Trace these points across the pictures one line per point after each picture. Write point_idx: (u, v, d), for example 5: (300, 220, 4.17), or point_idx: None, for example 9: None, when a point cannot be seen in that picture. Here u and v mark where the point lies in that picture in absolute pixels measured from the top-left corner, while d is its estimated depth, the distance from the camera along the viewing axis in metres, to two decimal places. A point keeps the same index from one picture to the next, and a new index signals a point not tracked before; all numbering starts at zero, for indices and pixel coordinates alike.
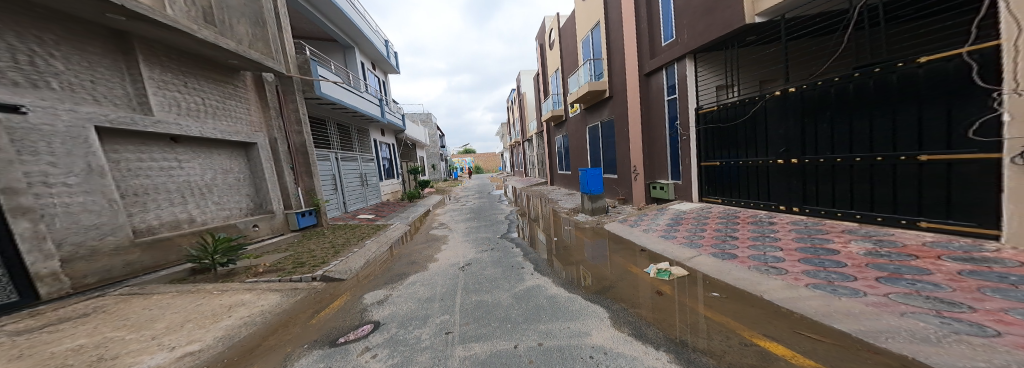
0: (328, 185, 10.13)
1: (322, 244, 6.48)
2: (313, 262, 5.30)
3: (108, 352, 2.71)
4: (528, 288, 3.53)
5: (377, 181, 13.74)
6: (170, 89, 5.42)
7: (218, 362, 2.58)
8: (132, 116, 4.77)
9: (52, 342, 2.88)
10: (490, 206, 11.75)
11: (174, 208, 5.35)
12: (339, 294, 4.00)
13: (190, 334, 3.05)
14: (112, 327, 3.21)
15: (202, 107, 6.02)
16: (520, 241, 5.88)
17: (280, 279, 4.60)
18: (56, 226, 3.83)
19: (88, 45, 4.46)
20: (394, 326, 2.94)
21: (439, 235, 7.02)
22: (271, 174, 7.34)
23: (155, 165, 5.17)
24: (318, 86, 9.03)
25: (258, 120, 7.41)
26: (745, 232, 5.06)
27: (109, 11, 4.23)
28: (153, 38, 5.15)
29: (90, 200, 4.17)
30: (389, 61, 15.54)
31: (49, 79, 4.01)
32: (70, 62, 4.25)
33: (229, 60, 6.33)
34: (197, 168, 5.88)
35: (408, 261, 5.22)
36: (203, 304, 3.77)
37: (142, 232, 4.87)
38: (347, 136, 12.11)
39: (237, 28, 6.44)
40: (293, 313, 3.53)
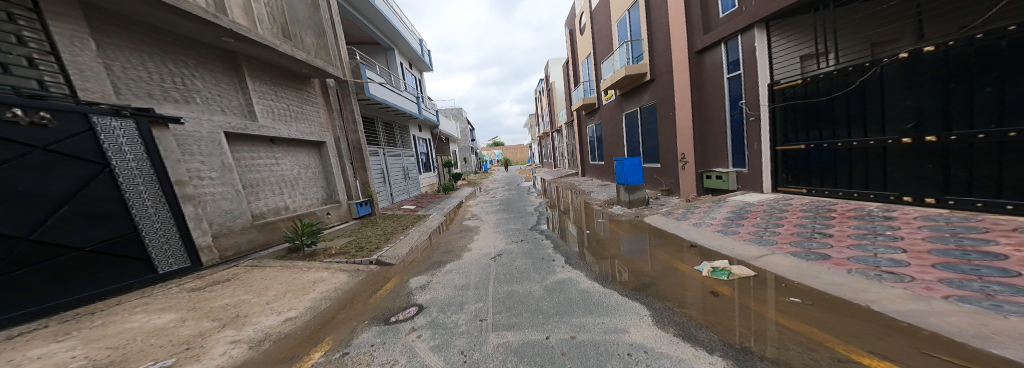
0: (379, 178, 11.11)
1: (376, 231, 7.27)
2: (370, 247, 5.97)
3: (241, 311, 3.43)
4: (558, 282, 3.47)
5: (416, 175, 14.68)
6: (267, 98, 6.49)
7: (307, 328, 3.08)
8: (245, 123, 5.81)
9: (210, 299, 3.74)
10: (520, 197, 11.82)
11: (276, 198, 6.44)
12: (390, 278, 4.45)
13: (290, 302, 3.69)
14: (243, 291, 4.03)
15: (287, 112, 7.03)
16: (550, 233, 5.82)
17: (347, 260, 5.27)
18: (208, 210, 4.93)
19: (214, 66, 5.56)
20: (435, 310, 3.17)
21: (471, 226, 7.28)
22: (337, 169, 8.33)
23: (262, 162, 6.25)
24: (367, 87, 9.90)
25: (326, 122, 8.43)
26: (843, 229, 4.23)
27: (224, 35, 5.19)
28: (254, 56, 6.17)
29: (225, 191, 5.23)
30: (423, 59, 16.35)
31: (194, 96, 5.15)
32: (205, 81, 5.36)
33: (303, 70, 7.29)
34: (289, 164, 6.95)
35: (445, 250, 5.53)
36: (298, 278, 4.53)
37: (258, 217, 5.98)
38: (392, 133, 13.08)
39: (306, 40, 7.44)
40: (355, 292, 4.01)
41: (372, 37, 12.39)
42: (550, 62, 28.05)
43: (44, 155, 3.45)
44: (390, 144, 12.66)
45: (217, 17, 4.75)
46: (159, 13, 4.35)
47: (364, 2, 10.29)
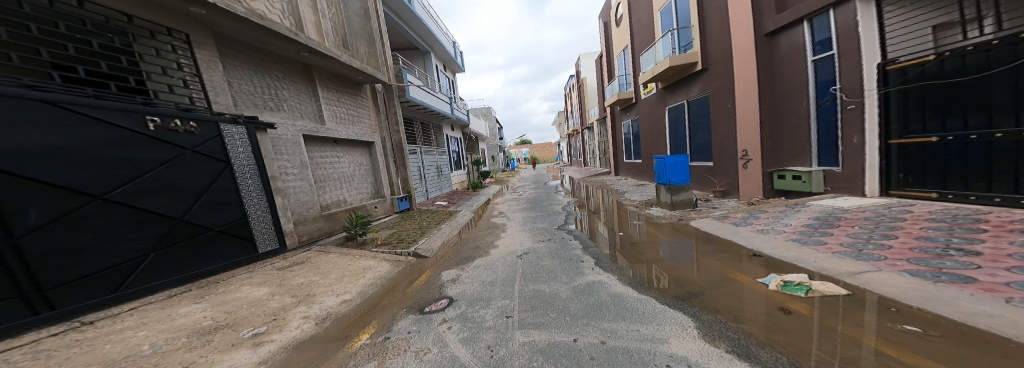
0: (417, 176, 11.77)
1: (415, 224, 7.76)
2: (408, 239, 6.39)
3: (312, 291, 3.93)
4: (590, 284, 3.36)
5: (449, 173, 15.22)
6: (332, 104, 7.26)
7: (356, 312, 3.39)
8: (316, 127, 6.55)
9: (292, 278, 4.35)
10: (548, 196, 11.63)
11: (339, 192, 7.18)
12: (425, 269, 4.71)
13: (345, 286, 4.12)
14: (313, 272, 4.60)
15: (345, 115, 7.74)
16: (579, 233, 5.64)
17: (389, 250, 5.71)
18: (291, 201, 5.70)
19: (298, 79, 6.40)
20: (464, 303, 3.28)
21: (498, 223, 7.36)
22: (383, 167, 8.99)
23: (329, 160, 6.99)
24: (407, 90, 10.53)
25: (375, 124, 9.14)
26: (998, 243, 3.24)
27: (303, 51, 5.93)
28: (324, 67, 6.98)
29: (303, 185, 5.98)
30: (456, 60, 16.86)
31: (283, 104, 5.96)
32: (290, 91, 6.20)
33: (358, 77, 7.96)
34: (348, 162, 7.68)
35: (473, 245, 5.68)
36: (353, 264, 5.04)
37: (327, 208, 6.75)
38: (428, 133, 13.73)
39: (359, 49, 8.14)
40: (395, 282, 4.31)
41: (411, 42, 13.10)
42: (582, 58, 27.09)
43: (191, 156, 4.32)
44: (427, 144, 13.31)
45: (296, 34, 5.47)
46: (257, 36, 5.15)
47: (403, 8, 10.87)
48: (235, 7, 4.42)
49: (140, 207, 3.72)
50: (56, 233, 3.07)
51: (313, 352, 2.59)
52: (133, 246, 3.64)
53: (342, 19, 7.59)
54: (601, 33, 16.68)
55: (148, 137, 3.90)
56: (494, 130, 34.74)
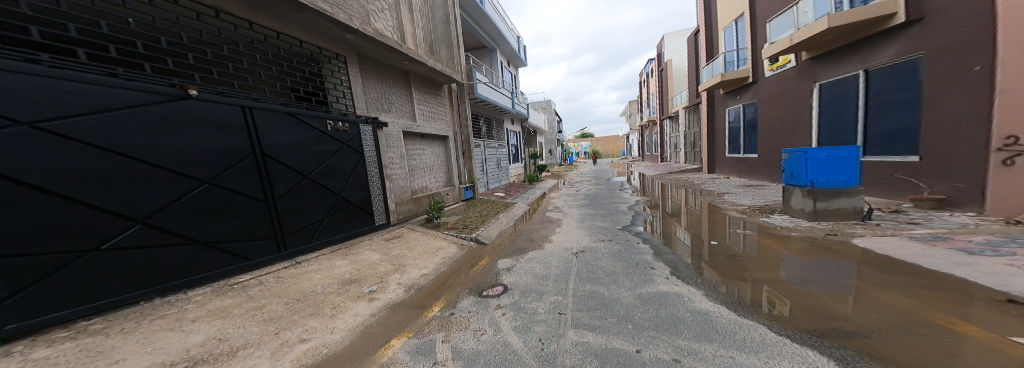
0: (480, 167, 12.30)
1: (478, 212, 8.13)
2: (470, 226, 6.64)
3: (403, 263, 4.48)
4: (675, 294, 2.95)
5: (508, 165, 15.46)
6: (423, 102, 7.83)
7: (428, 289, 3.75)
8: (411, 122, 7.09)
9: (392, 248, 4.99)
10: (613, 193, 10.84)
11: (428, 179, 7.78)
12: (483, 256, 4.91)
13: (421, 262, 4.59)
14: (406, 245, 5.17)
15: (430, 113, 8.11)
16: (649, 236, 5.11)
17: (455, 233, 6.01)
18: (395, 186, 6.36)
19: (397, 84, 6.91)
20: (518, 292, 3.33)
21: (554, 218, 7.18)
22: (455, 159, 9.25)
23: (421, 151, 7.58)
24: (476, 88, 10.93)
25: (449, 119, 9.41)
26: None
27: (405, 59, 6.36)
28: (420, 74, 7.52)
29: (401, 173, 6.59)
30: (520, 55, 16.86)
31: (391, 103, 6.60)
32: (395, 92, 6.83)
33: (439, 78, 8.21)
34: (432, 153, 8.16)
35: (528, 238, 5.70)
36: (431, 242, 5.52)
37: (419, 191, 7.33)
38: (491, 127, 14.14)
39: (440, 52, 8.67)
40: (457, 265, 4.60)
41: (479, 41, 13.53)
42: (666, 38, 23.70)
43: (346, 149, 5.29)
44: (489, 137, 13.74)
45: (401, 45, 6.02)
46: (380, 50, 5.85)
47: (474, 8, 11.23)
48: (368, 29, 5.15)
49: (320, 184, 4.78)
50: (291, 201, 4.28)
51: (393, 318, 2.97)
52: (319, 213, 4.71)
53: (429, 27, 8.23)
54: (704, 7, 14.30)
55: (324, 135, 4.89)
56: (551, 123, 33.71)
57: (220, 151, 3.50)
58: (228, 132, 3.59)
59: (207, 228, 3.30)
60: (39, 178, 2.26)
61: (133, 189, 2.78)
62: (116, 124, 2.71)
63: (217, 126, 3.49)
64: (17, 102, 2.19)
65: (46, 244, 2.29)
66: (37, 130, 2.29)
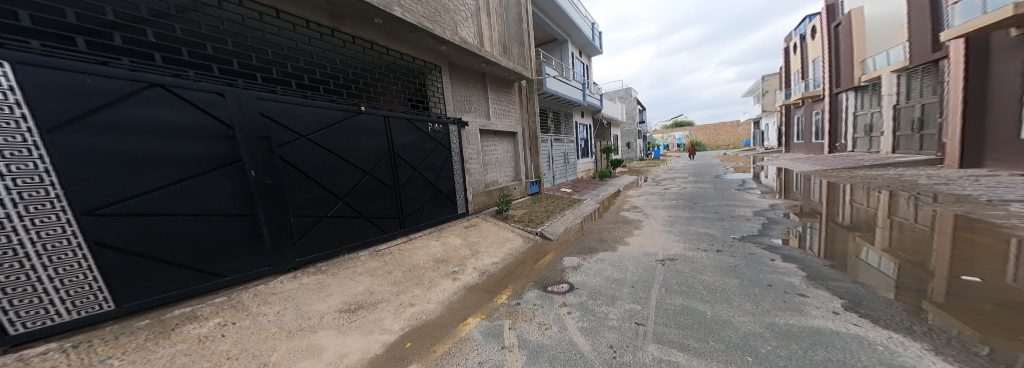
0: (546, 162, 12.09)
1: (544, 207, 7.93)
2: (537, 219, 6.54)
3: (478, 251, 4.59)
4: (858, 338, 1.95)
5: (575, 160, 14.82)
6: (497, 102, 7.79)
7: (494, 278, 3.81)
8: (485, 120, 7.08)
9: (475, 233, 5.24)
10: (729, 196, 8.69)
11: (498, 173, 7.84)
12: (546, 252, 4.74)
13: (490, 250, 4.70)
14: (481, 234, 5.30)
15: (501, 111, 8.02)
16: (761, 246, 4.19)
17: (523, 226, 5.95)
18: (474, 178, 6.54)
19: (475, 84, 7.00)
20: (585, 293, 3.10)
21: (631, 219, 6.53)
22: (523, 154, 9.09)
23: (491, 146, 7.61)
24: (545, 82, 10.67)
25: (518, 115, 9.16)
26: None
27: (484, 61, 6.43)
28: (495, 74, 7.53)
29: (478, 167, 6.65)
30: (595, 43, 15.80)
31: (468, 104, 6.68)
32: (473, 91, 6.91)
33: (511, 77, 8.15)
34: (502, 148, 8.12)
35: (598, 237, 5.31)
36: (501, 233, 5.57)
37: (491, 184, 7.47)
38: (558, 122, 13.71)
39: (512, 50, 8.61)
40: (522, 257, 4.57)
41: (550, 33, 13.17)
42: None
43: (438, 146, 5.50)
44: (557, 132, 13.39)
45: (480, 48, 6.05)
46: (463, 56, 6.02)
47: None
48: (454, 38, 5.27)
49: (425, 177, 5.15)
50: (409, 190, 4.83)
51: (468, 300, 3.16)
52: (419, 200, 5.05)
53: (502, 27, 8.24)
54: None
55: (425, 135, 5.19)
56: (631, 113, 29.91)
57: (375, 151, 4.32)
58: (373, 136, 4.29)
59: (371, 207, 4.20)
60: (313, 169, 3.55)
61: (341, 178, 3.84)
62: (338, 134, 3.85)
63: (370, 131, 4.25)
64: (303, 122, 3.49)
65: (313, 211, 3.51)
66: (310, 141, 3.55)
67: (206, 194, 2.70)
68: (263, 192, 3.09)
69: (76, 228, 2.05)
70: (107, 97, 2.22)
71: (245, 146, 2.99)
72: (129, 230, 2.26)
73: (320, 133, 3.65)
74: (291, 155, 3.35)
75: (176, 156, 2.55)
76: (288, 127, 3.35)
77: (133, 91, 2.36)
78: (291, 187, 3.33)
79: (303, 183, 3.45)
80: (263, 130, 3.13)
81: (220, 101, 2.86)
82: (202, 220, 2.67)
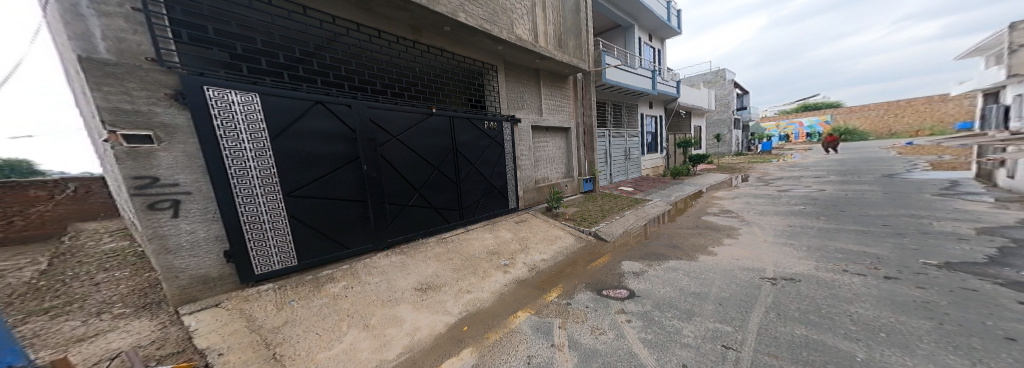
0: (602, 158, 11.44)
1: (598, 206, 7.45)
2: (591, 219, 6.18)
3: (526, 245, 4.51)
4: None
5: (638, 156, 13.64)
6: (548, 98, 7.47)
7: (542, 275, 3.70)
8: (535, 117, 6.85)
9: (527, 228, 5.17)
10: (916, 205, 6.26)
11: (548, 170, 7.61)
12: (601, 253, 4.43)
13: (541, 246, 4.56)
14: (531, 229, 5.18)
15: (554, 106, 7.72)
16: (901, 271, 3.19)
17: (575, 225, 5.68)
18: (526, 174, 6.46)
19: (528, 81, 6.84)
20: (650, 303, 2.77)
21: (717, 225, 5.63)
22: (576, 149, 8.64)
23: (542, 143, 7.42)
24: (605, 73, 10.00)
25: (572, 111, 8.68)
26: None
27: (538, 57, 6.22)
28: (549, 69, 7.28)
29: (528, 163, 6.51)
30: (672, 24, 14.09)
31: (521, 101, 6.53)
32: (525, 87, 6.76)
33: (565, 70, 7.77)
34: (553, 144, 7.83)
35: (669, 243, 4.75)
36: (551, 230, 5.37)
37: (541, 180, 7.30)
38: (619, 114, 12.73)
39: (568, 43, 8.22)
40: (573, 256, 4.35)
41: (614, 20, 12.31)
42: None
43: (493, 143, 5.52)
44: (616, 126, 12.49)
45: (535, 45, 5.87)
46: (517, 54, 5.90)
47: None
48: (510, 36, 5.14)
49: (481, 172, 5.26)
50: (467, 184, 5.01)
51: (517, 294, 3.20)
52: (476, 193, 5.16)
53: (558, 20, 7.92)
54: None
55: (482, 133, 5.27)
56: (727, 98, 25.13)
57: (440, 149, 4.58)
58: (437, 135, 4.51)
59: (437, 198, 4.47)
60: (404, 165, 4.03)
61: (417, 172, 4.20)
62: (418, 133, 4.22)
63: (438, 130, 4.53)
64: (398, 124, 3.97)
65: (402, 201, 4.00)
66: (400, 141, 3.99)
67: (336, 183, 3.36)
68: (369, 183, 3.63)
69: (284, 206, 2.98)
70: (296, 113, 3.08)
71: (364, 147, 3.59)
72: (308, 207, 3.15)
73: (406, 133, 4.06)
74: (388, 153, 3.84)
75: (326, 155, 3.29)
76: (387, 130, 3.85)
77: (307, 108, 3.17)
78: (393, 179, 3.91)
79: (394, 176, 3.93)
80: (370, 132, 3.66)
81: (347, 111, 3.46)
82: (341, 203, 3.41)
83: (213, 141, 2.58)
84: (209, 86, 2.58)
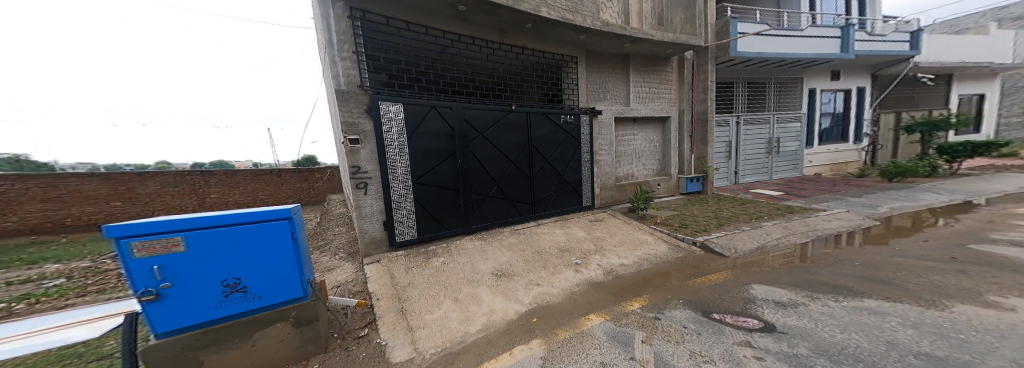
0: (721, 153, 9.40)
1: (707, 212, 6.17)
2: (696, 227, 5.24)
3: (601, 246, 4.34)
4: None
5: (798, 148, 10.10)
6: (640, 84, 6.71)
7: (624, 281, 3.48)
8: (621, 107, 6.39)
9: (602, 229, 4.92)
10: None
11: (632, 165, 6.95)
12: (716, 269, 3.77)
13: (623, 252, 4.20)
14: (608, 230, 4.92)
15: (649, 94, 6.91)
16: None
17: (669, 231, 4.99)
18: (603, 171, 6.24)
19: (615, 69, 6.39)
20: (797, 342, 2.21)
21: (1009, 263, 3.41)
22: (675, 142, 7.42)
23: (628, 137, 6.82)
24: (732, 46, 7.93)
25: (675, 96, 7.48)
26: None
27: (626, 41, 5.75)
28: (643, 53, 6.57)
29: (606, 158, 6.25)
30: None
31: (604, 92, 6.21)
32: (612, 77, 6.33)
33: (668, 51, 6.71)
34: (642, 139, 7.08)
35: (865, 276, 3.30)
36: (633, 234, 4.90)
37: (623, 178, 6.78)
38: (761, 94, 9.75)
39: (674, 19, 7.15)
40: (670, 268, 3.88)
41: None
42: None
43: (569, 138, 5.53)
44: (754, 110, 9.71)
45: (624, 28, 5.44)
46: (602, 41, 5.60)
47: None
48: (594, 23, 4.93)
49: (554, 167, 5.35)
50: (541, 179, 5.19)
51: (589, 296, 3.10)
52: (548, 188, 5.31)
53: None
54: None
55: (557, 127, 5.32)
56: None
57: (518, 144, 4.85)
58: (516, 131, 4.79)
59: (512, 191, 4.83)
60: (488, 158, 4.49)
61: (497, 165, 4.61)
62: (500, 130, 4.58)
63: (517, 126, 4.78)
64: (485, 122, 4.41)
65: (486, 192, 4.50)
66: (484, 138, 4.43)
67: (440, 174, 4.06)
68: (461, 175, 4.22)
69: (409, 191, 3.84)
70: (417, 116, 3.82)
71: (460, 143, 4.16)
72: (422, 192, 3.94)
73: (491, 130, 4.47)
74: (476, 148, 4.35)
75: (435, 150, 4.00)
76: (475, 128, 4.33)
77: (424, 112, 3.87)
78: (479, 172, 4.43)
79: (479, 169, 4.43)
80: (462, 129, 4.18)
81: (448, 112, 4.05)
82: (444, 190, 4.10)
83: (382, 140, 3.60)
84: (382, 101, 3.59)
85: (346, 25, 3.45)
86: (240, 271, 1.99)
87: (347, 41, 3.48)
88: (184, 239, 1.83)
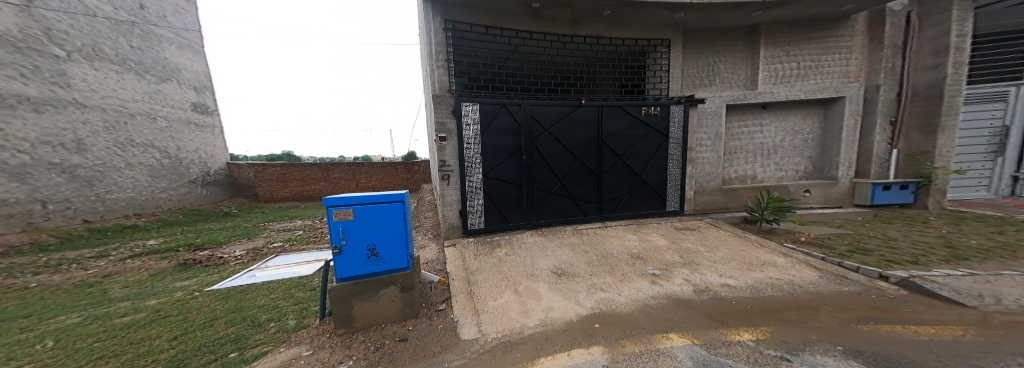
0: (990, 148, 5.50)
1: (908, 236, 3.97)
2: (889, 255, 3.33)
3: (693, 260, 3.34)
4: None
5: None
6: (777, 60, 5.18)
7: (742, 305, 2.45)
8: (744, 92, 5.15)
9: (694, 240, 3.91)
10: None
11: (750, 165, 5.48)
12: (938, 322, 2.16)
13: (733, 271, 3.06)
14: (700, 244, 3.79)
15: (794, 71, 5.24)
16: None
17: (823, 255, 3.37)
18: (700, 170, 5.15)
19: (735, 47, 5.21)
20: None
21: None
22: (849, 132, 5.27)
23: (749, 129, 5.39)
24: None
25: (856, 67, 5.28)
26: None
27: (753, 10, 4.57)
28: (783, 19, 5.02)
29: (709, 156, 5.13)
30: None
31: (711, 78, 5.21)
32: (727, 57, 5.20)
33: (844, 8, 4.73)
34: (775, 130, 5.47)
35: None
36: (749, 252, 3.53)
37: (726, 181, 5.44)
38: None
39: None
40: (827, 301, 2.49)
41: None
42: None
43: (653, 132, 4.79)
44: None
45: None
46: (718, 15, 4.61)
47: None
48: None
49: (629, 165, 4.77)
50: (612, 178, 4.74)
51: (671, 313, 2.34)
52: (619, 187, 4.80)
53: None
54: None
55: (637, 120, 4.68)
56: None
57: (586, 140, 4.55)
58: (586, 126, 4.51)
59: (577, 189, 4.61)
60: (552, 155, 4.41)
61: (562, 162, 4.48)
62: (567, 125, 4.41)
63: (586, 120, 4.49)
64: (552, 118, 4.31)
65: (549, 189, 4.46)
66: (550, 134, 4.35)
67: (506, 169, 4.20)
68: (525, 171, 4.27)
69: (479, 185, 4.08)
70: (488, 115, 3.99)
71: (524, 140, 4.21)
72: (490, 187, 4.14)
73: (556, 125, 4.35)
74: (540, 145, 4.33)
75: (503, 147, 4.14)
76: (541, 124, 4.28)
77: (495, 110, 4.02)
78: (542, 169, 4.40)
79: (542, 166, 4.40)
80: (528, 126, 4.19)
81: (515, 109, 4.11)
82: (508, 185, 4.24)
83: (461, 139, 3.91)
84: (465, 102, 3.87)
85: (441, 37, 3.87)
86: (377, 239, 2.26)
87: (441, 50, 3.89)
88: (353, 210, 2.21)
